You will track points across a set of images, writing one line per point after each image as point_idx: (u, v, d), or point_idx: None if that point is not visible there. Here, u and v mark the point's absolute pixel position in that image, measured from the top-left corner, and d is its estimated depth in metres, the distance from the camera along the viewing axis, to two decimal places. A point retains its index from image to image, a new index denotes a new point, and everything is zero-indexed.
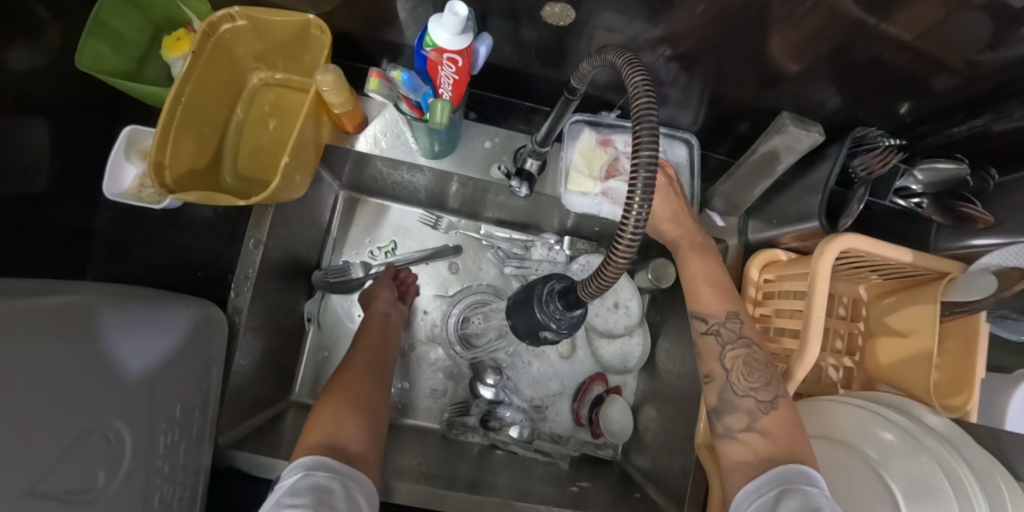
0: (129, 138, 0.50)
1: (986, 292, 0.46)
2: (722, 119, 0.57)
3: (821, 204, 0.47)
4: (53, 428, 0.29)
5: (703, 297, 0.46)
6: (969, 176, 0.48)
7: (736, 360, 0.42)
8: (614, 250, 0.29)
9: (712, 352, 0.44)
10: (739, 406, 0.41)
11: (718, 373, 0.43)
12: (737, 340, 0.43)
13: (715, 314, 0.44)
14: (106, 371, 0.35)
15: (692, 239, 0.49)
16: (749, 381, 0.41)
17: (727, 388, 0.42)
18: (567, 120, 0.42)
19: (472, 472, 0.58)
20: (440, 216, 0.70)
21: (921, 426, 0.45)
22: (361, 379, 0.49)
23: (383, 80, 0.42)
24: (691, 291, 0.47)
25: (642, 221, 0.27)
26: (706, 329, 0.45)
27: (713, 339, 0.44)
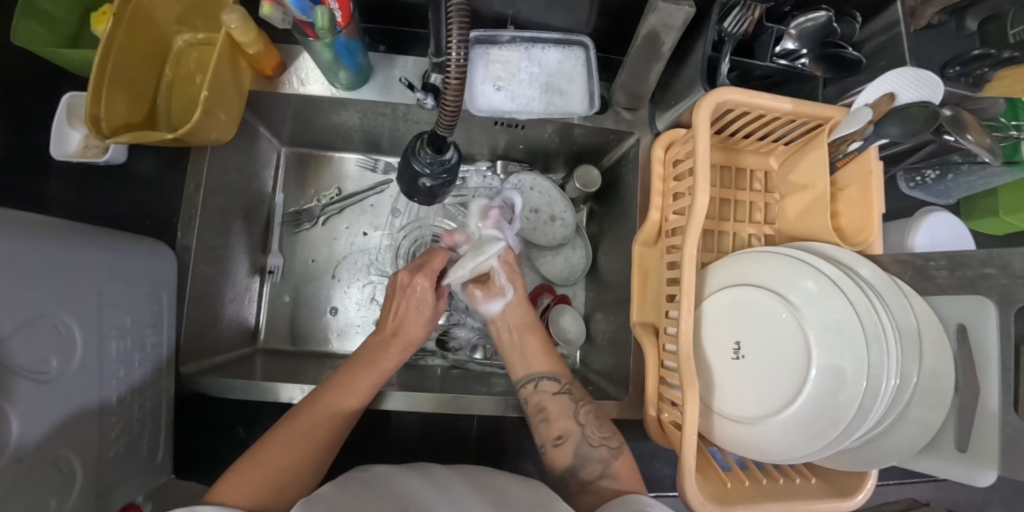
0: (69, 104, 0.54)
1: (861, 123, 0.47)
2: (618, 24, 0.60)
3: (702, 71, 0.51)
4: (5, 309, 0.34)
5: (534, 363, 0.55)
6: (835, 24, 0.51)
7: (589, 415, 0.52)
8: (448, 78, 0.35)
9: (565, 412, 0.52)
10: (594, 456, 0.49)
11: (573, 430, 0.51)
12: (584, 399, 0.53)
13: (559, 375, 0.54)
14: (69, 275, 0.40)
15: (527, 317, 0.58)
16: (599, 432, 0.51)
17: (582, 442, 0.50)
18: (446, 33, 0.46)
19: (433, 383, 0.63)
20: (378, 159, 0.74)
21: (843, 271, 0.48)
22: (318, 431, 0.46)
23: (275, 5, 0.46)
24: (523, 360, 0.56)
25: (463, 56, 0.34)
26: (559, 390, 0.53)
27: (565, 397, 0.53)
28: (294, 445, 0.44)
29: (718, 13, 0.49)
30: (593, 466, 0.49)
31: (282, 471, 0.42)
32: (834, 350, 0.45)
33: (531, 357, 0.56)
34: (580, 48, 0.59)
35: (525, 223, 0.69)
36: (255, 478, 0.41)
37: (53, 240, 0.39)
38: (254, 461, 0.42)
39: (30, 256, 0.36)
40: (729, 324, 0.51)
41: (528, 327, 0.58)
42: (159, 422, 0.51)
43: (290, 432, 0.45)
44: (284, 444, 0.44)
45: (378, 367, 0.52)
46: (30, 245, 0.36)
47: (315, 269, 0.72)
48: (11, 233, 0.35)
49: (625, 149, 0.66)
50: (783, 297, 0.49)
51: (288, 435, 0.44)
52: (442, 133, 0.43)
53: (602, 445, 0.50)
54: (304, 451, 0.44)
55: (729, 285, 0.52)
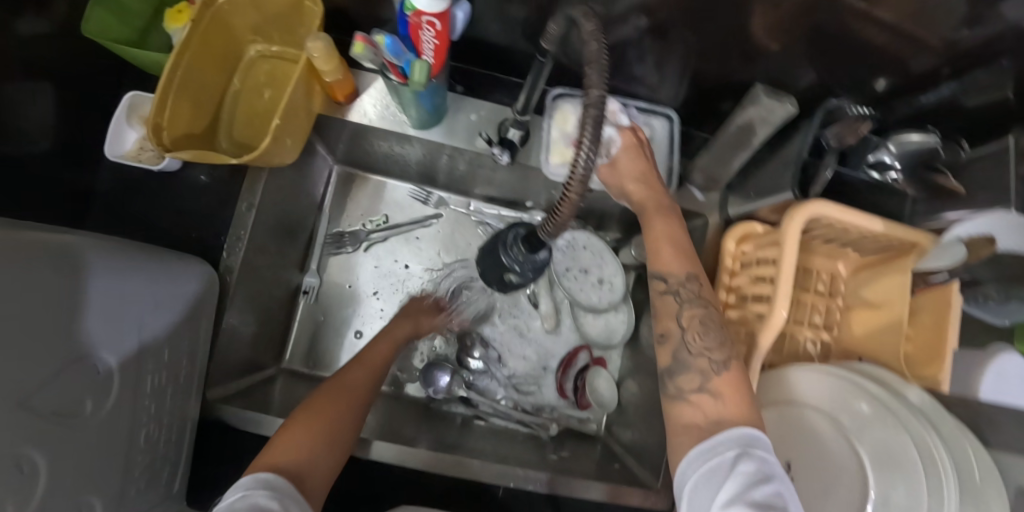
0: (130, 104, 0.52)
1: (954, 260, 0.46)
2: (704, 97, 0.58)
3: (794, 174, 0.48)
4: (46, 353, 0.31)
5: (664, 258, 0.47)
6: (941, 148, 0.48)
7: (692, 319, 0.44)
8: (568, 185, 0.29)
9: (669, 311, 0.46)
10: (693, 365, 0.42)
11: (674, 332, 0.45)
12: (694, 299, 0.45)
13: (674, 275, 0.46)
14: (110, 307, 0.38)
15: (656, 199, 0.50)
16: (703, 341, 0.43)
17: (682, 348, 0.43)
18: (542, 88, 0.44)
19: (452, 438, 0.61)
20: (430, 192, 0.72)
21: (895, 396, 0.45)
22: (351, 385, 0.47)
23: (368, 44, 0.43)
24: (653, 251, 0.48)
25: (590, 167, 0.28)
26: (666, 289, 0.47)
27: (672, 297, 0.46)
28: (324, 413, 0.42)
29: (822, 118, 0.48)
30: (692, 374, 0.41)
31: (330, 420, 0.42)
32: (890, 479, 0.41)
33: (669, 257, 0.47)
34: (664, 119, 0.58)
35: (572, 282, 0.66)
36: (301, 434, 0.39)
37: (85, 267, 0.36)
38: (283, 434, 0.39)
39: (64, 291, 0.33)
40: (786, 443, 0.51)
41: (655, 210, 0.50)
42: (179, 451, 0.49)
43: (318, 402, 0.43)
44: (314, 413, 0.42)
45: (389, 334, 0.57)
46: (63, 280, 0.33)
47: (351, 294, 0.69)
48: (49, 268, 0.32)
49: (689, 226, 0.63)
50: (836, 422, 0.47)
51: (327, 391, 0.45)
52: (542, 237, 0.35)
53: (703, 357, 0.42)
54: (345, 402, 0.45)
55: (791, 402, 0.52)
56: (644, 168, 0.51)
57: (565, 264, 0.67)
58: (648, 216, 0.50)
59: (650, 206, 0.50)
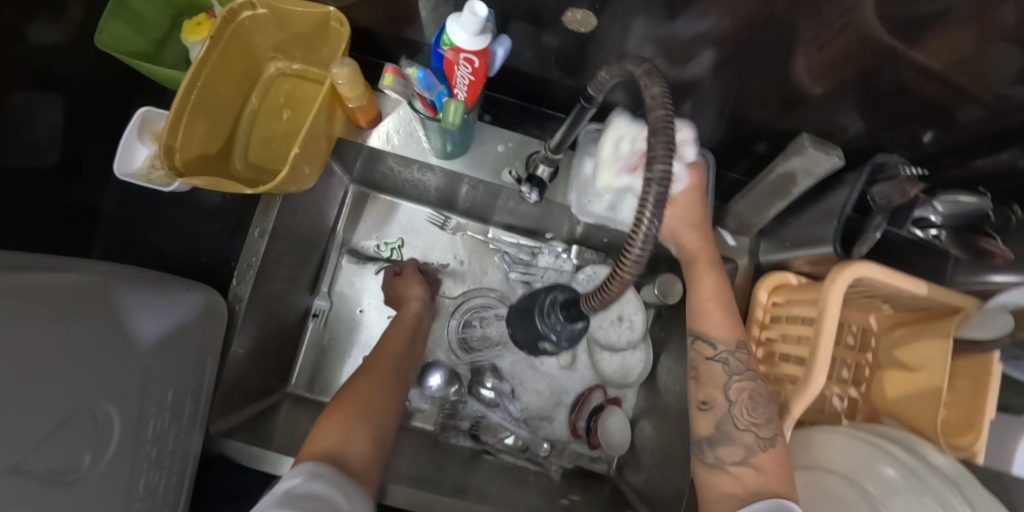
0: (142, 120, 0.49)
1: (998, 334, 0.44)
2: (741, 138, 0.55)
3: (836, 230, 0.46)
4: (40, 408, 0.29)
5: (710, 322, 0.46)
6: (991, 211, 0.46)
7: (741, 393, 0.43)
8: (625, 261, 0.27)
9: (714, 379, 0.44)
10: (738, 439, 0.41)
11: (720, 402, 0.43)
12: (743, 372, 0.44)
13: (723, 342, 0.45)
14: (107, 346, 0.35)
15: (707, 250, 0.47)
16: (752, 416, 0.42)
17: (727, 421, 0.42)
18: (584, 127, 0.42)
19: (456, 475, 0.56)
20: (448, 217, 0.69)
21: (918, 457, 0.43)
22: (370, 385, 0.46)
23: (398, 77, 0.41)
24: (697, 313, 0.47)
25: (652, 234, 0.26)
26: (714, 355, 0.45)
27: (721, 366, 0.44)
28: (348, 408, 0.42)
29: (868, 174, 0.45)
30: (735, 448, 0.41)
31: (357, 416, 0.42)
32: None
33: (717, 323, 0.46)
34: None
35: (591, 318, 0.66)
36: (332, 429, 0.39)
37: (77, 312, 0.33)
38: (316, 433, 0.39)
39: (53, 340, 0.31)
40: (817, 505, 0.48)
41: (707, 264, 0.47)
42: (180, 492, 0.46)
43: (339, 401, 0.43)
44: (339, 409, 0.42)
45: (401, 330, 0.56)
46: (53, 328, 0.31)
47: (361, 319, 0.67)
48: (33, 319, 0.29)
49: None
50: (862, 487, 0.45)
51: (345, 394, 0.45)
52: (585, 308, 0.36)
53: (749, 432, 0.41)
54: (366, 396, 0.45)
55: (813, 463, 0.51)
56: (697, 219, 0.46)
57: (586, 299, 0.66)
58: (696, 270, 0.47)
59: (702, 258, 0.47)
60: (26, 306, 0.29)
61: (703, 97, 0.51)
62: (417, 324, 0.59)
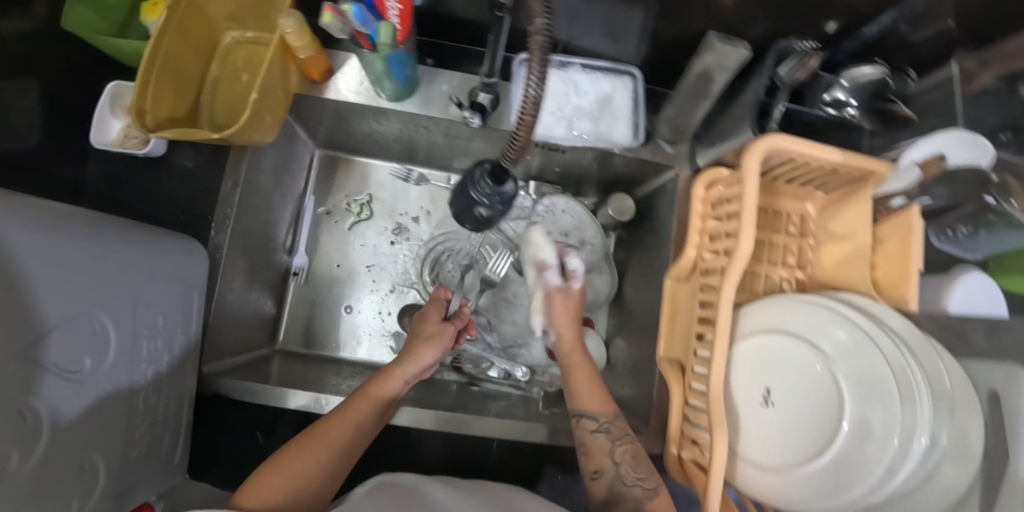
0: (112, 94, 0.54)
1: (910, 181, 0.49)
2: (667, 58, 0.60)
3: (751, 115, 0.51)
4: (47, 308, 0.33)
5: (584, 399, 0.55)
6: (889, 79, 0.51)
7: (625, 453, 0.49)
8: (523, 113, 0.34)
9: (602, 448, 0.50)
10: (628, 495, 0.46)
11: (608, 469, 0.48)
12: (623, 438, 0.50)
13: (602, 414, 0.52)
14: (111, 270, 0.40)
15: (586, 369, 0.59)
16: (635, 472, 0.47)
17: (617, 481, 0.47)
18: (503, 52, 0.47)
19: (451, 400, 0.62)
20: (411, 170, 0.75)
21: (871, 320, 0.48)
22: (328, 446, 0.44)
23: (335, 14, 0.45)
24: (575, 395, 0.56)
25: (540, 87, 0.33)
26: (597, 428, 0.51)
27: (602, 435, 0.50)
28: (317, 450, 0.43)
29: (773, 60, 0.51)
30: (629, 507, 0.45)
31: (302, 483, 0.41)
32: (868, 402, 0.44)
33: (583, 392, 0.55)
34: (629, 78, 0.59)
35: None
36: (271, 487, 0.40)
37: (97, 235, 0.39)
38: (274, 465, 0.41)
39: (77, 253, 0.36)
40: (760, 370, 0.51)
41: (578, 361, 0.59)
42: (179, 422, 0.50)
43: (310, 441, 0.44)
44: (281, 471, 0.41)
45: (390, 377, 0.52)
46: (77, 238, 0.36)
47: (340, 273, 0.72)
48: (59, 226, 0.35)
49: (661, 181, 0.66)
50: (815, 346, 0.48)
51: (306, 445, 0.43)
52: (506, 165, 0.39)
53: (636, 486, 0.46)
54: (319, 456, 0.43)
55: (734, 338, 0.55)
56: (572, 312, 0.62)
57: (546, 228, 0.70)
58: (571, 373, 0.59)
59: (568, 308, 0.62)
60: (53, 224, 0.35)
61: (623, 31, 0.55)
62: (421, 368, 0.56)
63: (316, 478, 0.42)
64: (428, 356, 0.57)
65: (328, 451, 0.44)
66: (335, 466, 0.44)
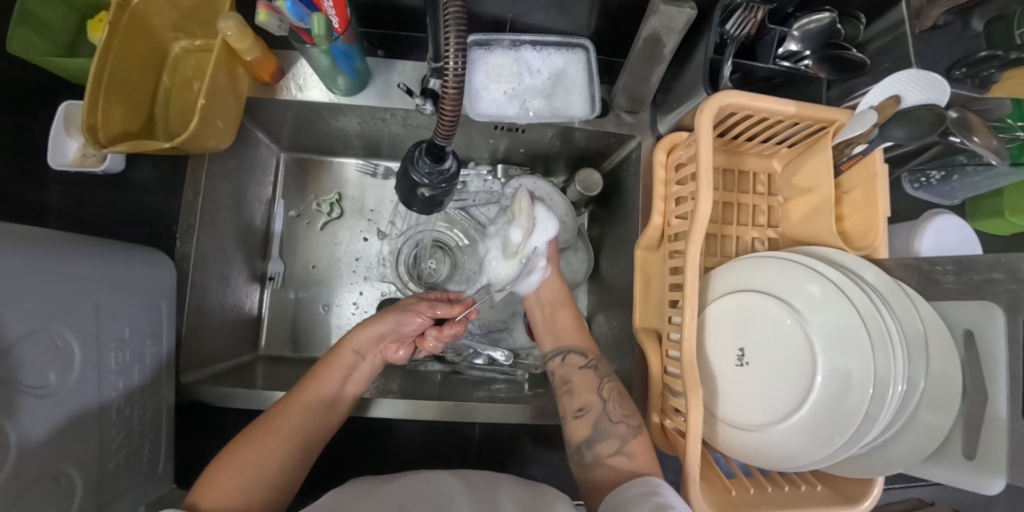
0: (66, 114, 0.54)
1: (867, 127, 0.47)
2: (618, 26, 0.59)
3: (703, 75, 0.50)
4: (3, 324, 0.33)
5: (567, 333, 0.62)
6: (839, 24, 0.50)
7: (612, 393, 0.55)
8: (447, 92, 0.34)
9: (590, 384, 0.56)
10: (613, 431, 0.52)
11: (593, 405, 0.54)
12: (608, 377, 0.57)
13: (587, 350, 0.60)
14: (69, 287, 0.40)
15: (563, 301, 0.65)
16: (621, 409, 0.53)
17: (603, 418, 0.53)
18: (445, 37, 0.45)
19: (435, 390, 0.63)
20: (378, 164, 0.74)
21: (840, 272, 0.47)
22: (280, 426, 0.47)
23: (270, 12, 0.45)
24: (558, 331, 0.63)
25: (460, 67, 0.33)
26: (585, 364, 0.58)
27: (590, 372, 0.58)
28: (266, 435, 0.46)
29: (720, 15, 0.48)
30: (611, 441, 0.51)
31: (258, 462, 0.44)
32: (843, 354, 0.44)
33: (561, 332, 0.63)
34: (581, 51, 0.59)
35: None
36: (225, 470, 0.42)
37: (53, 252, 0.39)
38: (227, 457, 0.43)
39: (35, 272, 0.37)
40: (734, 330, 0.50)
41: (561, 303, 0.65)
42: (159, 431, 0.51)
43: (258, 434, 0.46)
44: (230, 461, 0.43)
45: (340, 360, 0.56)
46: (31, 257, 0.36)
47: (316, 273, 0.72)
48: (9, 245, 0.35)
49: (626, 152, 0.66)
50: (787, 303, 0.48)
51: (254, 432, 0.46)
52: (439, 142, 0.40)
53: (620, 423, 0.52)
54: (270, 439, 0.46)
55: (704, 301, 0.54)
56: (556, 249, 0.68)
57: None
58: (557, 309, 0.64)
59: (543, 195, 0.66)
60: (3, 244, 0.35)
61: (570, 4, 0.55)
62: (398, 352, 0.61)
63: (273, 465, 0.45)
64: (381, 328, 0.59)
65: (279, 435, 0.47)
66: (291, 451, 0.46)
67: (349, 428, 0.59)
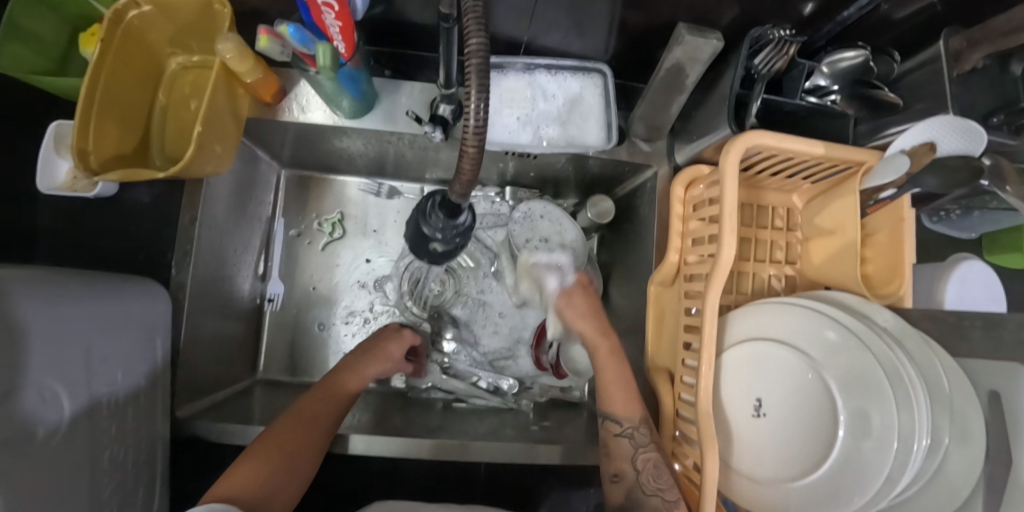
0: (55, 134, 0.51)
1: (898, 172, 0.45)
2: (637, 50, 0.56)
3: (729, 110, 0.48)
4: None
5: (614, 401, 0.52)
6: (872, 62, 0.48)
7: (647, 462, 0.48)
8: (466, 142, 0.28)
9: (624, 453, 0.50)
10: (648, 503, 0.46)
11: (629, 474, 0.49)
12: (648, 446, 0.49)
13: (626, 419, 0.51)
14: (60, 335, 0.38)
15: (609, 344, 0.55)
16: (657, 481, 0.47)
17: (637, 490, 0.47)
18: (458, 60, 0.43)
19: (436, 422, 0.60)
20: (381, 183, 0.72)
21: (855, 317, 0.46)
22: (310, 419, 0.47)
23: (273, 37, 0.43)
24: (605, 394, 0.53)
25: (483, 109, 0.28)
26: (620, 431, 0.51)
27: (625, 441, 0.50)
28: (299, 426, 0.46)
29: (748, 49, 0.46)
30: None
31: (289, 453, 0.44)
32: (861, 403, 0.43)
33: (614, 398, 0.52)
34: (599, 76, 0.56)
35: (534, 253, 0.67)
36: (258, 463, 0.42)
37: (46, 294, 0.37)
38: (259, 447, 0.43)
39: (23, 323, 0.34)
40: (749, 379, 0.49)
41: (608, 353, 0.55)
42: (153, 472, 0.49)
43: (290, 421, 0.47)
44: (261, 450, 0.43)
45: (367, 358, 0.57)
46: (17, 309, 0.34)
47: (317, 295, 0.70)
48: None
49: (640, 180, 0.63)
50: (802, 351, 0.46)
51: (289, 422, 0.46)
52: (456, 200, 0.32)
53: (656, 496, 0.46)
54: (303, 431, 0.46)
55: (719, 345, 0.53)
56: (601, 327, 0.57)
57: (525, 236, 0.67)
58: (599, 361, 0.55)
59: (603, 350, 0.55)
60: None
61: (589, 27, 0.52)
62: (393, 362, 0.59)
63: (299, 458, 0.44)
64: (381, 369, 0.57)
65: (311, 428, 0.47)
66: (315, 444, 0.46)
67: (350, 464, 0.57)
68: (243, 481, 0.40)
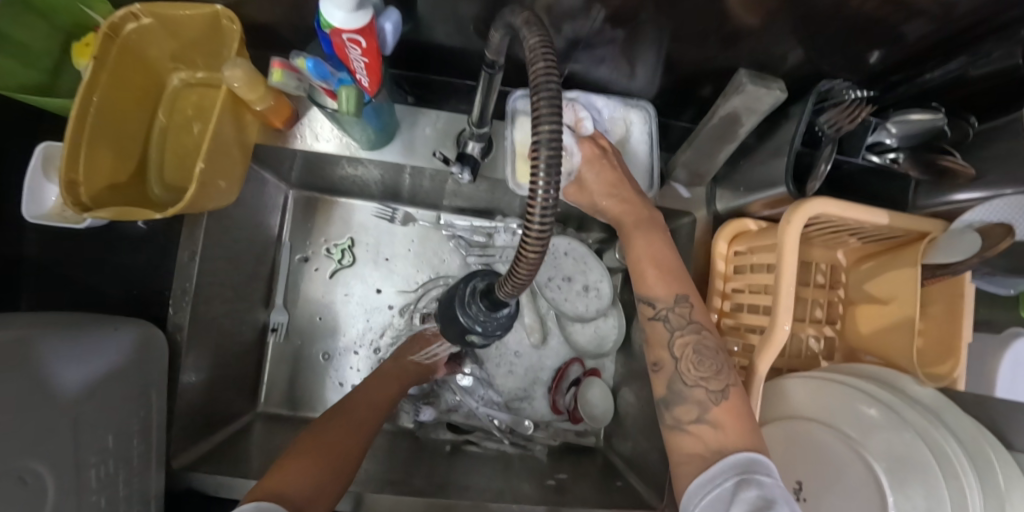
0: (44, 155, 0.46)
1: (967, 254, 0.42)
2: (682, 88, 0.52)
3: (788, 167, 0.43)
4: None
5: (647, 279, 0.43)
6: (946, 127, 0.43)
7: (687, 348, 0.40)
8: (525, 246, 0.23)
9: (660, 340, 0.42)
10: (689, 396, 0.39)
11: (668, 362, 0.41)
12: (686, 327, 0.41)
13: (662, 299, 0.42)
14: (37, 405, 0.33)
15: (635, 213, 0.44)
16: (698, 370, 0.39)
17: (676, 378, 0.40)
18: (497, 94, 0.36)
19: (446, 471, 0.56)
20: (396, 208, 0.67)
21: (894, 394, 0.43)
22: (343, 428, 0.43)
23: (288, 71, 0.39)
24: (636, 273, 0.44)
25: (551, 201, 0.22)
26: (653, 315, 0.42)
27: (662, 325, 0.42)
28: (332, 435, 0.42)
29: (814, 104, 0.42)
30: (689, 406, 0.38)
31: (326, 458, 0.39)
32: (908, 488, 0.39)
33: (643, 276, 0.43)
34: (640, 114, 0.52)
35: (556, 292, 0.65)
36: (298, 467, 0.36)
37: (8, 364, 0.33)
38: (292, 454, 0.38)
39: None
40: (789, 460, 0.46)
41: (633, 226, 0.44)
42: None
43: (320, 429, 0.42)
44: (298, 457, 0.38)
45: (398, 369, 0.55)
46: None
47: (324, 325, 0.66)
48: None
49: (676, 224, 0.59)
50: (839, 430, 0.44)
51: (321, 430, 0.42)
52: (501, 297, 0.30)
53: (699, 387, 0.38)
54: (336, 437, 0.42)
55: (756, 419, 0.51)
56: (615, 178, 0.44)
57: (546, 274, 0.65)
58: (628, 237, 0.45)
59: (629, 224, 0.44)
60: None
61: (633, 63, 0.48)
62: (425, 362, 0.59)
63: (342, 463, 0.39)
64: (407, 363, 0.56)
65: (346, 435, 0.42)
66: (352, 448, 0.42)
67: None
68: (291, 486, 0.34)
